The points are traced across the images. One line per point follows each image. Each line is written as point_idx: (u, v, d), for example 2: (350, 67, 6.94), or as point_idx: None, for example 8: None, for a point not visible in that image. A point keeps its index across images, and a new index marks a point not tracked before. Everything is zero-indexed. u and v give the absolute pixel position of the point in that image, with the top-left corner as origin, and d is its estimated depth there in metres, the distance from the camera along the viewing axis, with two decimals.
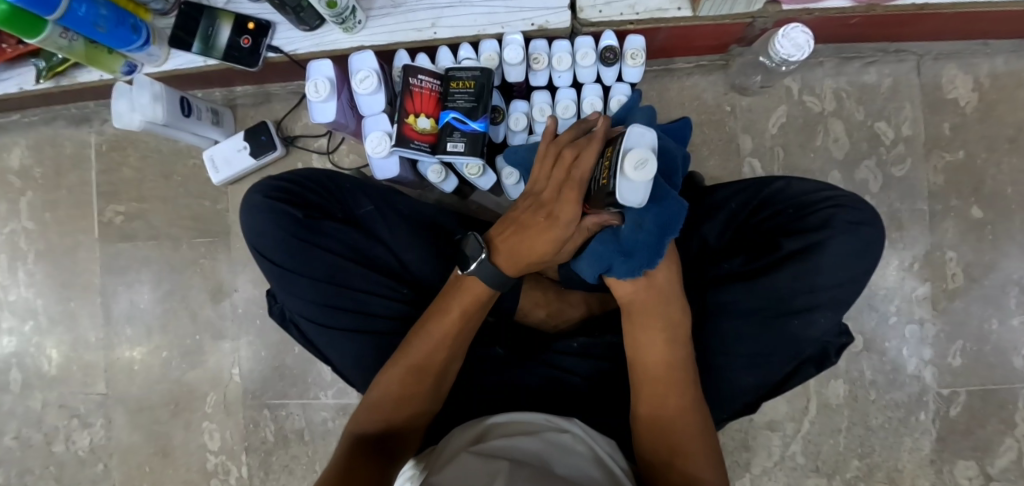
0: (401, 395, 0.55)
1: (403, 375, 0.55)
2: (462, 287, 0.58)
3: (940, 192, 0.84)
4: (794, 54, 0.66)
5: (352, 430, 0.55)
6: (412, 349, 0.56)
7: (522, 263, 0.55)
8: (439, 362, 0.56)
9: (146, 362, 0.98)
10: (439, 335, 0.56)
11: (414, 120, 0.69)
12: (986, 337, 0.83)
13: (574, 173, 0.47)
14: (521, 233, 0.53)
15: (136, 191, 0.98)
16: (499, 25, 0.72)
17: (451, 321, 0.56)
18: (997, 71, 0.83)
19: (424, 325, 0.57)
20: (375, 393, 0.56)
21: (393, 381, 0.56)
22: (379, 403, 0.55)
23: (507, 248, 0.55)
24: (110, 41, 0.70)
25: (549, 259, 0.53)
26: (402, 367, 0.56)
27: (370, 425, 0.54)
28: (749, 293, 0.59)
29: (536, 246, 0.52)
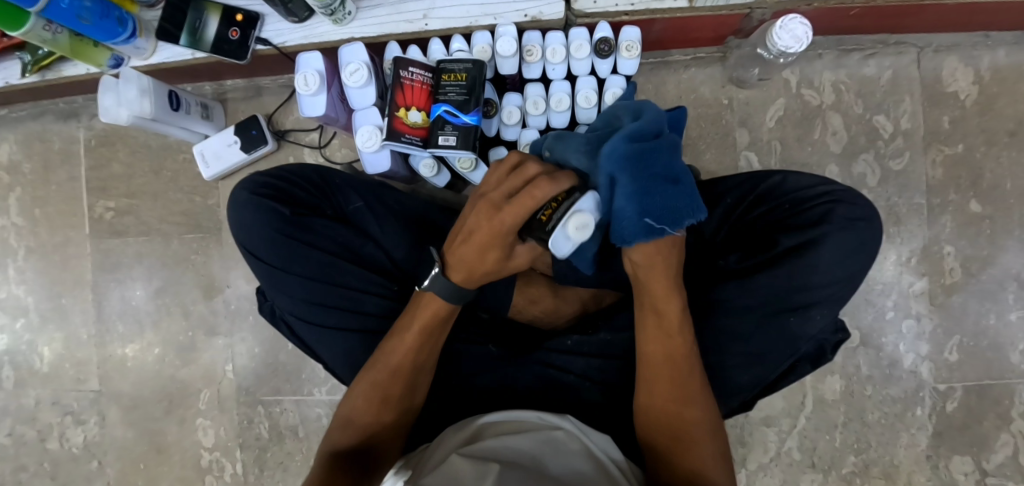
0: (374, 405, 0.55)
1: (373, 384, 0.55)
2: (423, 303, 0.57)
3: (938, 186, 0.83)
4: (792, 46, 0.65)
5: (330, 447, 0.55)
6: (381, 360, 0.56)
7: (468, 272, 0.54)
8: (409, 370, 0.56)
9: (139, 359, 0.97)
10: (406, 345, 0.56)
11: (404, 113, 0.67)
12: (984, 332, 0.83)
13: (535, 192, 0.45)
14: (468, 244, 0.52)
15: (126, 186, 0.97)
16: (492, 17, 0.70)
17: (415, 332, 0.56)
18: (998, 64, 0.82)
19: (391, 337, 0.57)
20: (349, 404, 0.56)
21: (363, 390, 0.56)
22: (355, 414, 0.55)
23: (457, 259, 0.54)
24: (96, 34, 0.69)
25: (497, 266, 0.53)
26: (370, 380, 0.56)
27: (347, 439, 0.55)
28: (745, 292, 0.58)
29: (480, 251, 0.51)
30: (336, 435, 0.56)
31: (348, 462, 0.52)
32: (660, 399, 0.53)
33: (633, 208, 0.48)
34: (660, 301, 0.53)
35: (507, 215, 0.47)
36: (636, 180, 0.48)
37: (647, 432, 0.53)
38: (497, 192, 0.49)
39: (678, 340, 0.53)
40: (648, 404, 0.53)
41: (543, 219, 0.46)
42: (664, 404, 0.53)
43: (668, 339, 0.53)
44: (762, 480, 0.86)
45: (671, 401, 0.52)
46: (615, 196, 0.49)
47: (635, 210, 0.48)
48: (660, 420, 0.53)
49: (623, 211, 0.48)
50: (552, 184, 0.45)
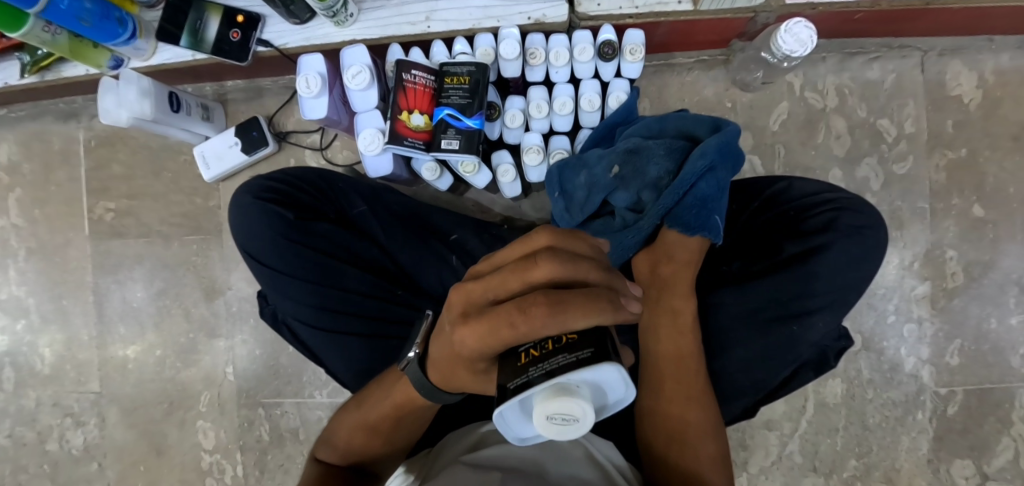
0: (358, 440, 0.53)
1: (356, 425, 0.53)
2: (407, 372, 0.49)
3: (941, 190, 0.83)
4: (797, 50, 0.65)
5: (319, 458, 0.55)
6: (364, 407, 0.52)
7: (446, 375, 0.41)
8: (389, 428, 0.51)
9: (140, 361, 0.97)
10: (384, 409, 0.50)
11: (407, 116, 0.67)
12: (985, 336, 0.83)
13: (515, 316, 0.29)
14: (441, 341, 0.39)
15: (126, 187, 0.96)
16: (495, 19, 0.70)
17: (393, 404, 0.49)
18: (1002, 68, 0.82)
19: (378, 387, 0.52)
20: (336, 431, 0.55)
21: (349, 426, 0.53)
22: (342, 437, 0.54)
23: (434, 354, 0.41)
24: (96, 35, 0.69)
25: (472, 381, 0.39)
26: (356, 416, 0.53)
27: (334, 456, 0.54)
28: (745, 296, 0.58)
29: (452, 362, 0.38)
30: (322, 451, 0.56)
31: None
32: (664, 400, 0.53)
33: (715, 201, 0.57)
34: (673, 302, 0.56)
35: (471, 332, 0.32)
36: (725, 177, 0.58)
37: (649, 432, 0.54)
38: (475, 290, 0.33)
39: (685, 341, 0.54)
40: (650, 403, 0.54)
41: (521, 361, 0.30)
42: (664, 405, 0.53)
43: (675, 340, 0.54)
44: (763, 484, 0.86)
45: (674, 403, 0.53)
46: (700, 181, 0.57)
47: (714, 204, 0.57)
48: (659, 421, 0.53)
49: (698, 206, 0.57)
50: (543, 313, 0.28)
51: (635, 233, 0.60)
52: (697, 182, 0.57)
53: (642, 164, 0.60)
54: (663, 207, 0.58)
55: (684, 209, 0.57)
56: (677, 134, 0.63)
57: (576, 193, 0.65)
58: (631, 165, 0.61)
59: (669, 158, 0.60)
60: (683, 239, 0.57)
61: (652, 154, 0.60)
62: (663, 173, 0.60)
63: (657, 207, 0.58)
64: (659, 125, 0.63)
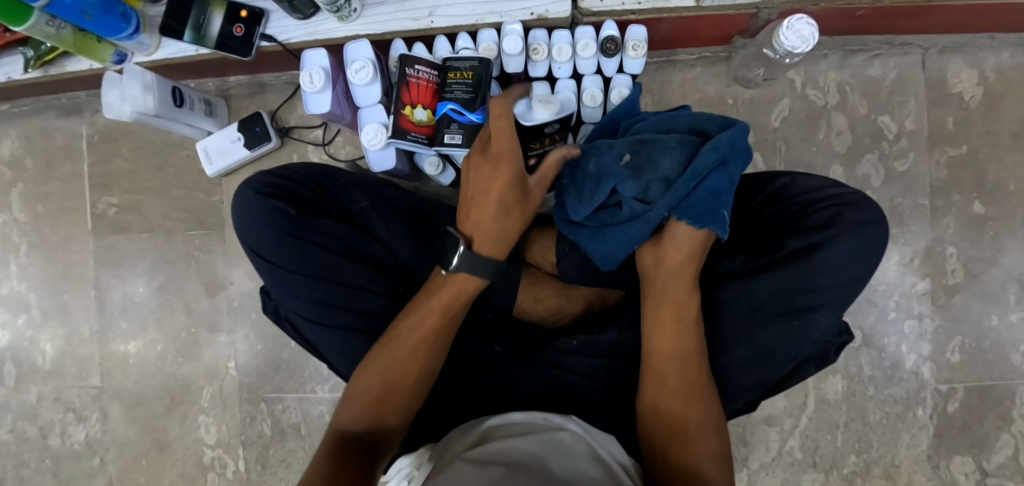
0: (394, 379, 0.54)
1: (382, 375, 0.55)
2: (446, 281, 0.58)
3: (942, 187, 0.83)
4: (799, 46, 0.66)
5: (340, 426, 0.53)
6: (398, 338, 0.56)
7: (495, 232, 0.57)
8: (422, 365, 0.55)
9: (142, 355, 0.97)
10: (424, 324, 0.56)
11: (410, 111, 0.67)
12: (985, 333, 0.83)
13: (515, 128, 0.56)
14: (484, 205, 0.56)
15: (129, 182, 0.96)
16: (498, 14, 0.70)
17: (437, 311, 0.56)
18: (1003, 66, 0.82)
19: (410, 316, 0.57)
20: (355, 395, 0.55)
21: (375, 377, 0.55)
22: (367, 390, 0.54)
23: (484, 226, 0.56)
24: (99, 29, 0.69)
25: (518, 213, 0.57)
26: (387, 355, 0.55)
27: (357, 417, 0.53)
28: (746, 293, 0.58)
29: (500, 212, 0.56)
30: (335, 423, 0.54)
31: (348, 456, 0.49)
32: (665, 399, 0.55)
33: (724, 195, 0.56)
34: (679, 300, 0.58)
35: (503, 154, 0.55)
36: (735, 170, 0.57)
37: (650, 433, 0.55)
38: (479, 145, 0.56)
39: (689, 338, 0.57)
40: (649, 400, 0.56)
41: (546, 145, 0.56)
42: (665, 402, 0.55)
43: (679, 338, 0.57)
44: (763, 479, 0.86)
45: (674, 400, 0.55)
46: (711, 174, 0.55)
47: (722, 198, 0.56)
48: (658, 417, 0.55)
49: (709, 198, 0.55)
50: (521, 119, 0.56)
51: (642, 224, 0.58)
52: (708, 174, 0.55)
53: (655, 155, 0.58)
54: (673, 199, 0.55)
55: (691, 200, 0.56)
56: (687, 130, 0.63)
57: (587, 182, 0.64)
58: (643, 154, 0.59)
59: (681, 151, 0.58)
60: (691, 231, 0.56)
61: (663, 146, 0.59)
62: (674, 166, 0.58)
63: (667, 197, 0.55)
64: (669, 123, 0.63)
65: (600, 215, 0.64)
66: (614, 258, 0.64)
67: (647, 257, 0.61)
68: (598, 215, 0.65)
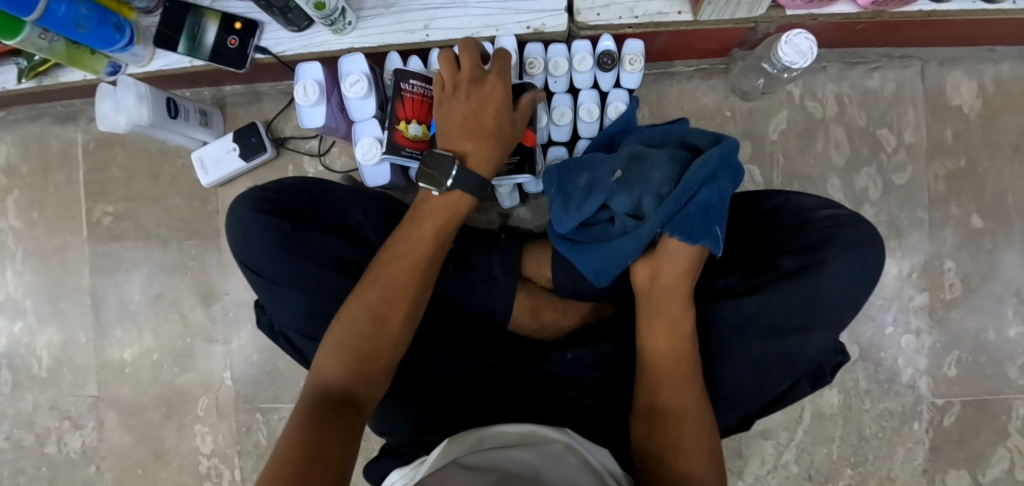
0: (383, 315, 0.52)
1: (367, 319, 0.52)
2: (431, 209, 0.58)
3: (940, 200, 0.83)
4: (797, 62, 0.66)
5: (326, 378, 0.50)
6: (386, 271, 0.54)
7: (489, 147, 0.58)
8: (411, 303, 0.54)
9: (137, 364, 0.97)
10: (413, 254, 0.55)
11: (404, 127, 0.66)
12: (983, 347, 0.83)
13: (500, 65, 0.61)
14: (477, 121, 0.58)
15: (124, 190, 0.96)
16: (494, 28, 0.70)
17: (427, 241, 0.56)
18: (1002, 78, 0.82)
19: (395, 250, 0.56)
20: (334, 344, 0.51)
21: (360, 320, 0.52)
22: (354, 332, 0.51)
23: (479, 140, 0.58)
24: (93, 41, 0.69)
25: (507, 133, 0.60)
26: (375, 295, 0.53)
27: (345, 363, 0.50)
28: (740, 311, 0.58)
29: (493, 128, 0.58)
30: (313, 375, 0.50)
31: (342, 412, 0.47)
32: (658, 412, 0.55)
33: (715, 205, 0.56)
34: (675, 313, 0.58)
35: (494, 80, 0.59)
36: (727, 179, 0.56)
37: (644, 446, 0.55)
38: (467, 74, 0.60)
39: (686, 352, 0.57)
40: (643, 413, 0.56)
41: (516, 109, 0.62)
42: (660, 417, 0.55)
43: (675, 351, 0.57)
44: None
45: (670, 412, 0.55)
46: (702, 188, 0.55)
47: (713, 209, 0.56)
48: (651, 430, 0.55)
49: (699, 214, 0.55)
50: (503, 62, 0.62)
51: (634, 239, 0.58)
52: (700, 189, 0.55)
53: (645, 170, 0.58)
54: (664, 215, 0.56)
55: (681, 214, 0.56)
56: (680, 143, 0.62)
57: (575, 193, 0.63)
58: (635, 169, 0.59)
59: (673, 166, 0.58)
60: (683, 247, 0.57)
61: (653, 161, 0.58)
62: (665, 180, 0.57)
63: (659, 213, 0.56)
64: (662, 135, 0.63)
65: (592, 230, 0.65)
66: (606, 274, 0.65)
67: (640, 270, 0.61)
68: (589, 230, 0.65)
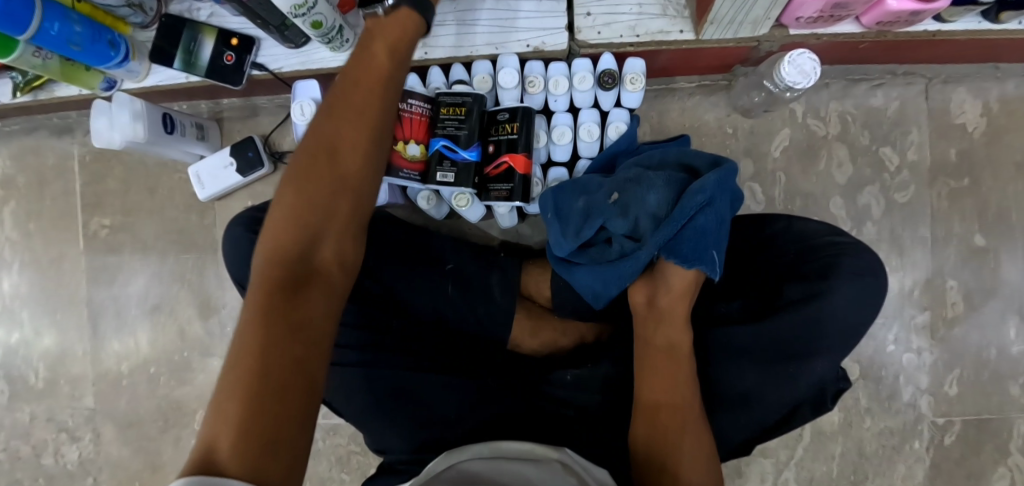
0: (331, 161, 0.44)
1: (309, 178, 0.43)
2: (374, 35, 0.47)
3: (943, 219, 0.82)
4: (800, 82, 0.66)
5: (276, 243, 0.42)
6: (329, 111, 0.45)
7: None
8: (365, 139, 0.44)
9: (134, 376, 0.97)
10: (357, 83, 0.45)
11: (402, 147, 0.65)
12: (984, 365, 0.82)
13: None
14: None
15: (121, 203, 0.95)
16: (494, 46, 0.69)
17: (375, 69, 0.45)
18: (1007, 96, 0.81)
19: (338, 83, 0.46)
20: (278, 225, 0.43)
21: (305, 174, 0.43)
22: (300, 190, 0.43)
23: None
24: (87, 58, 0.68)
25: None
26: (319, 143, 0.44)
27: (296, 227, 0.43)
28: (742, 338, 0.58)
29: None
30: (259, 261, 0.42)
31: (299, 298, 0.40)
32: (655, 433, 0.54)
33: (715, 230, 0.56)
34: (674, 336, 0.57)
35: None
36: (725, 205, 0.56)
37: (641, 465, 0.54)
38: None
39: (685, 371, 0.56)
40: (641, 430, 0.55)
41: None
42: (658, 438, 0.54)
43: (676, 372, 0.56)
44: None
45: (670, 436, 0.54)
46: (698, 214, 0.55)
47: (712, 234, 0.56)
48: (650, 449, 0.54)
49: (695, 238, 0.55)
50: None
51: (633, 263, 0.57)
52: (696, 214, 0.55)
53: (641, 193, 0.58)
54: (661, 238, 0.55)
55: (677, 238, 0.56)
56: (677, 165, 0.62)
57: (572, 216, 0.63)
58: (631, 192, 0.59)
59: (669, 190, 0.58)
60: (680, 270, 0.56)
61: (650, 184, 0.58)
62: (661, 203, 0.57)
63: (656, 237, 0.55)
64: (659, 157, 0.62)
65: (590, 252, 0.64)
66: (603, 296, 0.63)
67: (637, 292, 0.61)
68: (586, 252, 0.64)
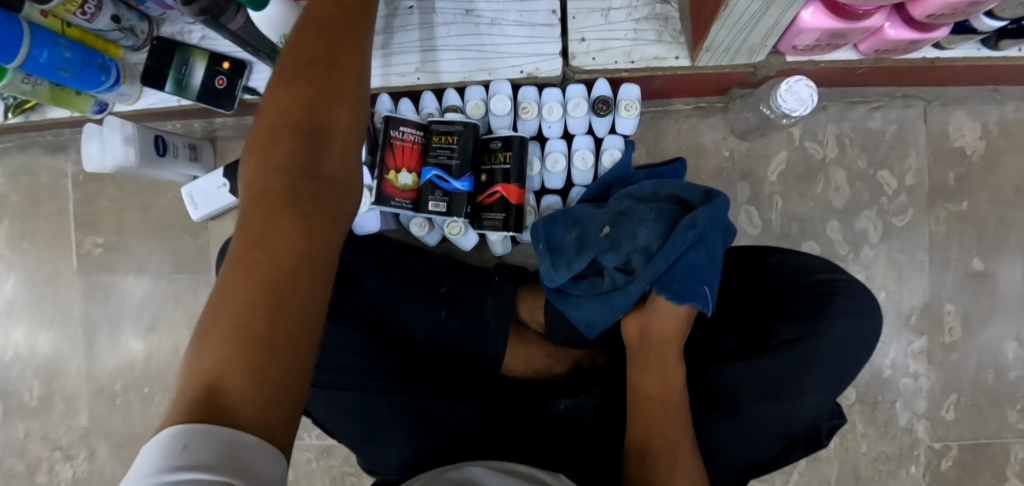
0: (316, 80, 0.42)
1: (291, 101, 0.41)
2: None
3: (941, 243, 0.81)
4: (797, 109, 0.65)
5: (269, 169, 0.39)
6: (304, 40, 0.43)
7: None
8: (348, 63, 0.43)
9: (128, 395, 0.96)
10: (332, 15, 0.45)
11: (394, 176, 0.64)
12: (981, 390, 0.82)
13: None
14: None
15: (114, 222, 0.95)
16: (487, 72, 0.68)
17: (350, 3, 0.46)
18: (1006, 119, 0.80)
19: (307, 18, 0.44)
20: (278, 137, 0.40)
21: (288, 100, 0.41)
22: (285, 113, 0.40)
23: None
24: (77, 84, 0.68)
25: None
26: (299, 69, 0.42)
27: (288, 149, 0.39)
28: (737, 376, 0.57)
29: None
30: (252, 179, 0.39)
31: (312, 213, 0.38)
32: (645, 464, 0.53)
33: (707, 266, 0.55)
34: (667, 369, 0.57)
35: None
36: (716, 240, 0.55)
37: None
38: None
39: (677, 405, 0.56)
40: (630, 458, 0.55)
41: None
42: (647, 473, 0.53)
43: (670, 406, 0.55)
44: None
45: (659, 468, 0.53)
46: (689, 250, 0.54)
47: (703, 270, 0.54)
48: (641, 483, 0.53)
49: (686, 274, 0.54)
50: None
51: (625, 296, 0.57)
52: (688, 250, 0.54)
53: (632, 227, 0.57)
54: (651, 274, 0.54)
55: (669, 274, 0.54)
56: (669, 197, 0.61)
57: (565, 249, 0.63)
58: (623, 226, 0.58)
59: (660, 224, 0.57)
60: (671, 307, 0.56)
61: (642, 217, 0.58)
62: (653, 237, 0.56)
63: (647, 272, 0.54)
64: (652, 188, 0.61)
65: (582, 283, 0.63)
66: (595, 328, 0.62)
67: (630, 326, 0.60)
68: (579, 283, 0.63)
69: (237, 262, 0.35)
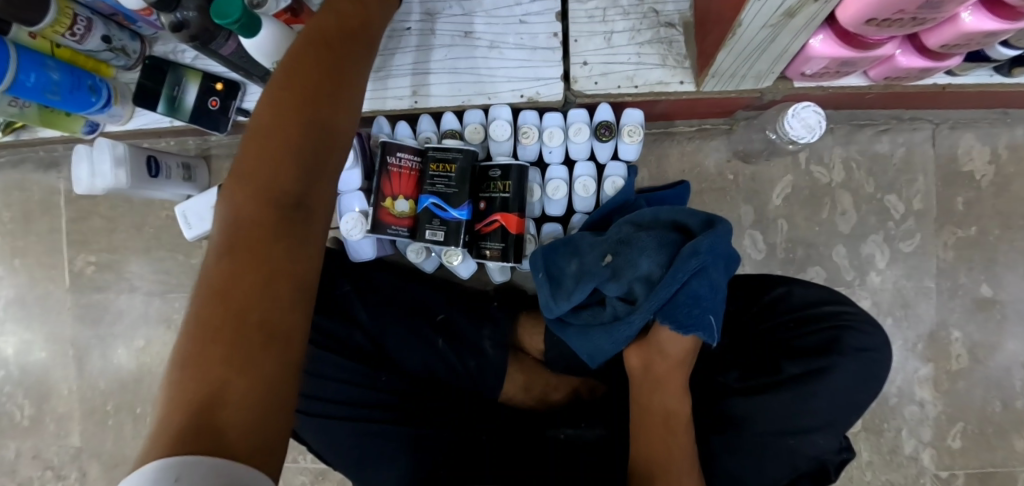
0: (319, 92, 0.41)
1: (288, 112, 0.39)
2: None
3: (949, 269, 0.80)
4: (804, 136, 0.63)
5: (265, 178, 0.38)
6: (304, 51, 0.42)
7: None
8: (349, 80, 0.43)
9: (120, 415, 0.95)
10: (332, 30, 0.44)
11: (391, 203, 0.63)
12: (989, 419, 0.80)
13: None
14: None
15: (108, 240, 0.94)
16: (486, 96, 0.66)
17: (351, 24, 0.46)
18: (1016, 143, 0.79)
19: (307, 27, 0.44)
20: (277, 145, 0.39)
21: (286, 107, 0.39)
22: (282, 121, 0.39)
23: None
24: (66, 106, 0.66)
25: None
26: (297, 79, 0.41)
27: (286, 159, 0.39)
28: (742, 414, 0.56)
29: None
30: (245, 182, 0.38)
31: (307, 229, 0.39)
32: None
33: (711, 292, 0.53)
34: (670, 400, 0.55)
35: None
36: (720, 267, 0.53)
37: None
38: None
39: (682, 438, 0.53)
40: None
41: None
42: None
43: (676, 439, 0.53)
44: None
45: None
46: (692, 278, 0.52)
47: (708, 297, 0.52)
48: None
49: (689, 304, 0.52)
50: None
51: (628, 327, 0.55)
52: (690, 277, 0.52)
53: (633, 256, 0.55)
54: (654, 304, 0.52)
55: (672, 303, 0.52)
56: (669, 224, 0.58)
57: (566, 280, 0.61)
58: (624, 255, 0.56)
59: (662, 252, 0.55)
60: (676, 338, 0.53)
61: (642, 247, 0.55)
62: (655, 266, 0.54)
63: (648, 303, 0.52)
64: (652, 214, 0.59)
65: (583, 313, 0.62)
66: (597, 358, 0.61)
67: (633, 357, 0.58)
68: (581, 313, 0.61)
69: (232, 278, 0.35)
